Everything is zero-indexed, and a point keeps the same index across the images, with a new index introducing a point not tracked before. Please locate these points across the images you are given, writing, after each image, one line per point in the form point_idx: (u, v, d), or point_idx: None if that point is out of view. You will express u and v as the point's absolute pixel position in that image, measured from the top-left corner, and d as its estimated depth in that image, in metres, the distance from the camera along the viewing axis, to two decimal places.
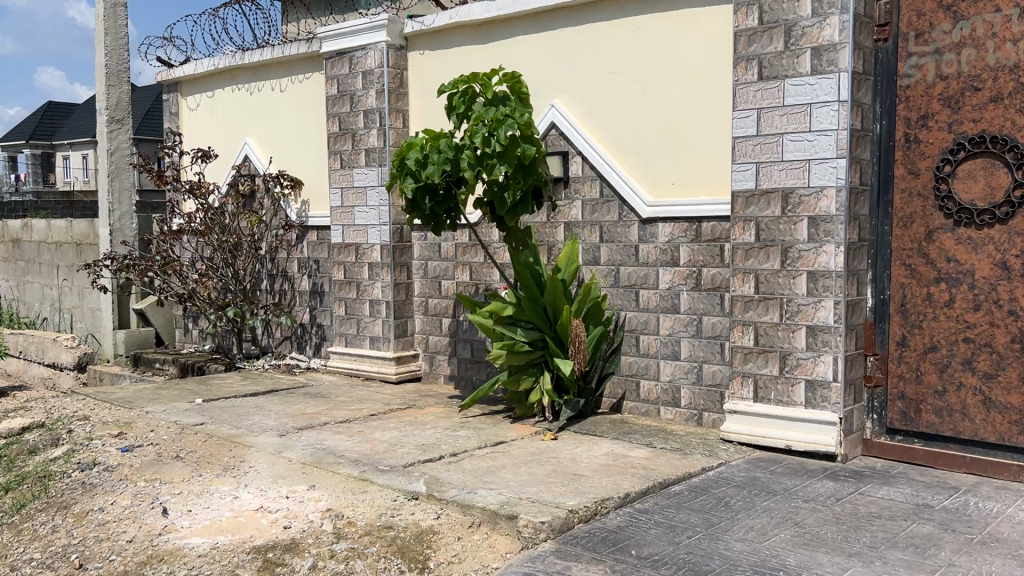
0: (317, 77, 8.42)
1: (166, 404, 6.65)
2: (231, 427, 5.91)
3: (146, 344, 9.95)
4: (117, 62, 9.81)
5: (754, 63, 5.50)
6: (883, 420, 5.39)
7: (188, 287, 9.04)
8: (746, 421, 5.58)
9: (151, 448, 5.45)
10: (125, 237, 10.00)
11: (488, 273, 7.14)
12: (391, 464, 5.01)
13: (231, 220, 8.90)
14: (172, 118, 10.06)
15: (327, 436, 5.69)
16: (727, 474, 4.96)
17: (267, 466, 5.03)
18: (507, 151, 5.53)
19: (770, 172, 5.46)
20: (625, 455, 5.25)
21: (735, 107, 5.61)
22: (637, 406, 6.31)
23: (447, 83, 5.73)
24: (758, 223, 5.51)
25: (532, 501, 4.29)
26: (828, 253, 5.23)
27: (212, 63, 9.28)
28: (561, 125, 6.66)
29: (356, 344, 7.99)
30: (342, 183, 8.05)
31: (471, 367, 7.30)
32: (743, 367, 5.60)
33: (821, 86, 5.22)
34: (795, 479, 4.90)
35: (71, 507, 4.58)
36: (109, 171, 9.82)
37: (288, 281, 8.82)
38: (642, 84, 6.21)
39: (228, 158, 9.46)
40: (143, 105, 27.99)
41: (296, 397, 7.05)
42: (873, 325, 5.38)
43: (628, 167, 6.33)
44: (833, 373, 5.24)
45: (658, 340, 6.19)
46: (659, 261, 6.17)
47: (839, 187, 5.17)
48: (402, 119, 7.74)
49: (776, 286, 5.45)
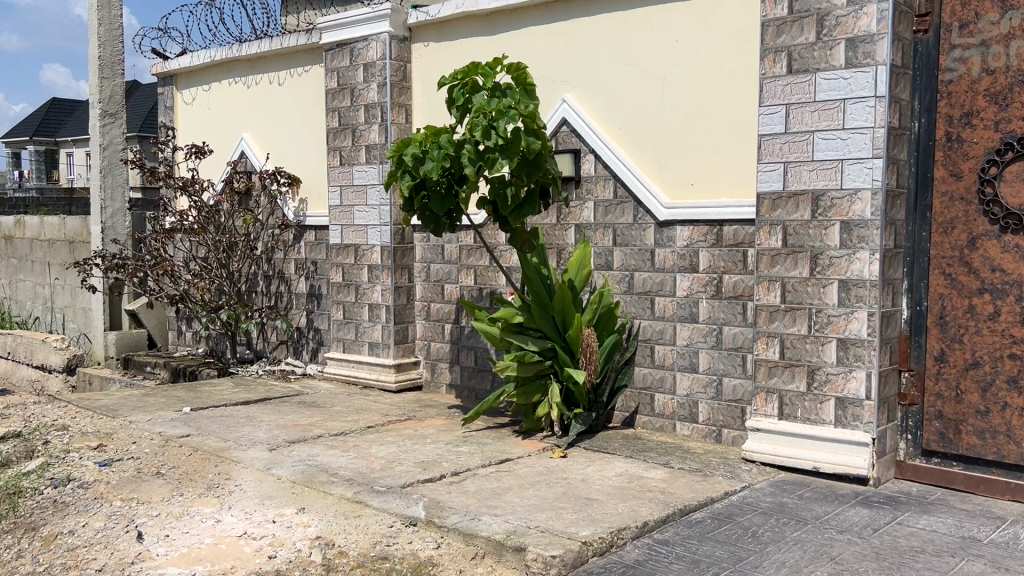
0: (316, 70, 8.05)
1: (151, 413, 6.27)
2: (219, 439, 5.54)
3: (137, 346, 9.68)
4: (110, 53, 9.45)
5: (783, 56, 5.12)
6: (918, 441, 5.02)
7: (181, 288, 8.68)
8: (770, 439, 5.20)
9: (131, 462, 5.07)
10: (116, 235, 9.62)
11: (494, 277, 6.76)
12: (387, 483, 4.64)
13: (227, 219, 8.57)
14: (166, 113, 9.68)
15: (320, 451, 5.31)
16: (751, 499, 4.58)
17: (255, 484, 4.66)
18: (511, 144, 5.12)
19: (799, 173, 5.07)
20: (641, 476, 4.87)
21: (763, 103, 5.22)
22: (651, 421, 5.94)
23: (446, 75, 5.34)
24: (786, 226, 5.13)
25: (542, 530, 3.90)
26: (862, 260, 4.85)
27: (208, 54, 8.93)
28: (572, 120, 6.27)
29: (355, 349, 7.61)
30: (342, 181, 7.67)
31: (475, 376, 6.93)
32: (767, 381, 5.23)
33: (855, 80, 4.84)
34: (825, 506, 4.52)
35: (39, 529, 4.19)
36: (101, 166, 9.49)
37: (284, 283, 8.46)
38: (660, 78, 5.83)
39: (223, 154, 9.09)
40: (148, 102, 27.70)
41: (289, 406, 6.67)
42: (909, 338, 5.01)
43: (643, 166, 5.96)
44: (865, 390, 4.86)
45: (674, 351, 5.82)
46: (676, 267, 5.79)
47: (875, 190, 4.79)
48: (404, 114, 7.36)
49: (804, 294, 5.07)
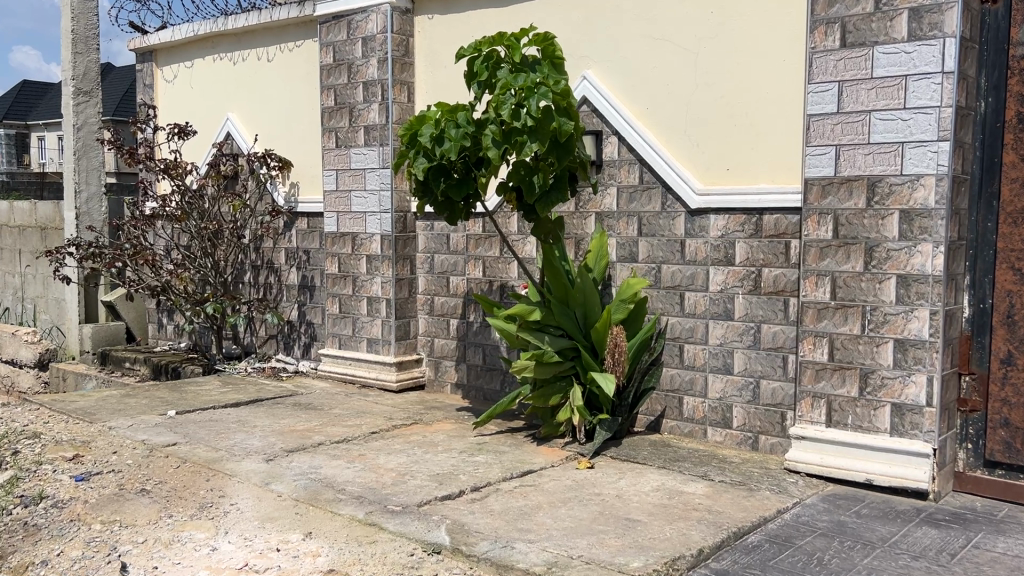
0: (309, 45, 7.49)
1: (133, 418, 5.72)
2: (209, 449, 5.01)
3: (115, 339, 9.04)
4: (84, 27, 8.80)
5: (835, 28, 4.65)
6: (980, 450, 4.60)
7: (162, 278, 8.07)
8: (817, 448, 4.76)
9: (112, 477, 4.53)
10: (91, 222, 9.02)
11: (505, 269, 6.27)
12: (402, 502, 4.14)
13: (211, 205, 7.98)
14: (145, 91, 9.07)
15: (322, 462, 4.80)
16: (807, 519, 4.14)
17: (253, 503, 4.15)
18: (541, 125, 4.61)
19: (853, 157, 4.62)
20: (681, 492, 4.41)
21: (812, 79, 4.74)
22: (679, 426, 5.49)
23: (467, 45, 4.85)
24: (837, 216, 4.68)
25: (587, 562, 3.44)
26: (924, 253, 4.41)
27: (190, 28, 8.33)
28: (594, 99, 5.76)
29: (352, 346, 7.10)
30: (338, 165, 7.13)
31: (483, 376, 6.44)
32: (813, 386, 4.80)
33: (920, 54, 4.38)
34: (887, 526, 4.09)
35: (6, 558, 3.64)
36: (75, 148, 8.89)
37: (274, 273, 7.93)
38: (693, 53, 5.35)
39: (208, 135, 8.51)
40: (121, 87, 26.77)
41: (284, 408, 6.14)
42: (971, 339, 4.59)
43: (673, 149, 5.48)
44: (926, 396, 4.43)
45: (706, 351, 5.36)
46: (709, 259, 5.32)
47: (940, 176, 4.34)
48: (406, 93, 6.82)
49: (856, 291, 4.63)
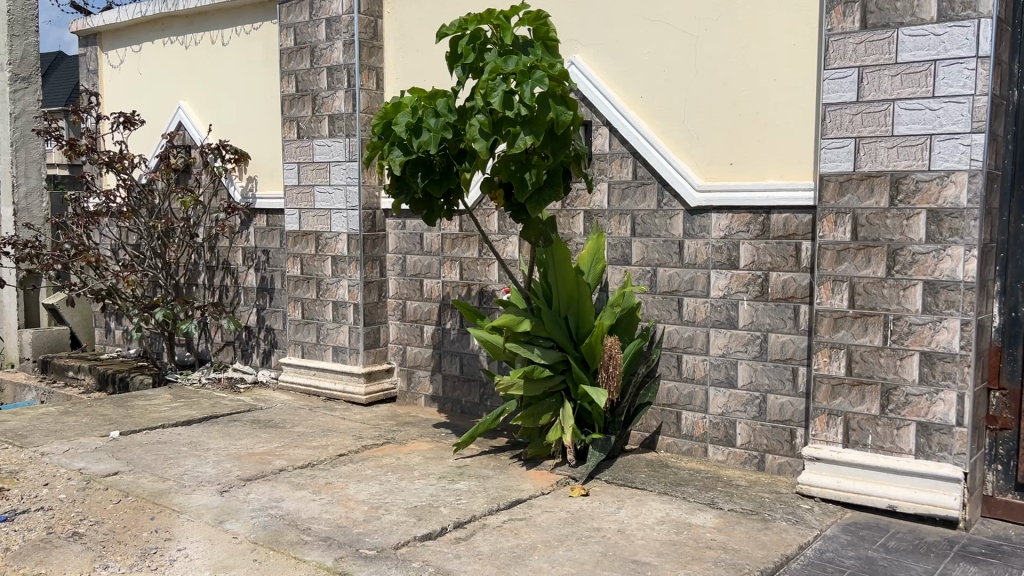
0: (268, 27, 6.90)
1: (72, 440, 5.12)
2: (155, 478, 4.44)
3: (58, 345, 8.36)
4: (22, 7, 8.10)
5: (855, 7, 4.20)
6: (1011, 473, 4.20)
7: (108, 281, 7.43)
8: (833, 471, 4.33)
9: (41, 516, 3.95)
10: (30, 219, 8.32)
11: (484, 271, 5.76)
12: (376, 544, 3.62)
13: (161, 201, 7.37)
14: (89, 77, 8.39)
15: (284, 493, 4.26)
16: (832, 555, 3.70)
17: (204, 548, 3.60)
18: (536, 116, 4.12)
19: (874, 150, 4.18)
20: (690, 524, 3.95)
21: (829, 65, 4.29)
22: (677, 443, 5.03)
23: (451, 23, 4.31)
24: (856, 216, 4.24)
25: None
26: (954, 257, 3.99)
27: (137, 9, 7.66)
28: (583, 86, 5.27)
29: (316, 355, 6.54)
30: (299, 157, 6.56)
31: (460, 387, 5.93)
32: (829, 403, 4.36)
33: (951, 37, 3.95)
34: (922, 563, 3.66)
35: None
36: (12, 138, 8.18)
37: (230, 274, 7.33)
38: (694, 36, 4.87)
39: (157, 125, 7.87)
40: (71, 79, 25.75)
41: (241, 426, 5.57)
42: (1001, 351, 4.18)
43: (670, 141, 5.01)
44: (956, 415, 4.01)
45: (707, 362, 4.90)
46: (711, 262, 4.86)
47: (973, 172, 3.92)
48: (375, 79, 6.27)
49: (877, 298, 4.20)
